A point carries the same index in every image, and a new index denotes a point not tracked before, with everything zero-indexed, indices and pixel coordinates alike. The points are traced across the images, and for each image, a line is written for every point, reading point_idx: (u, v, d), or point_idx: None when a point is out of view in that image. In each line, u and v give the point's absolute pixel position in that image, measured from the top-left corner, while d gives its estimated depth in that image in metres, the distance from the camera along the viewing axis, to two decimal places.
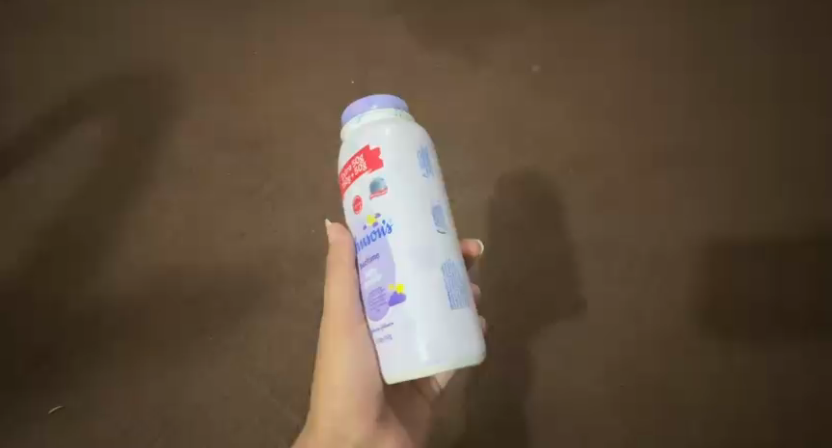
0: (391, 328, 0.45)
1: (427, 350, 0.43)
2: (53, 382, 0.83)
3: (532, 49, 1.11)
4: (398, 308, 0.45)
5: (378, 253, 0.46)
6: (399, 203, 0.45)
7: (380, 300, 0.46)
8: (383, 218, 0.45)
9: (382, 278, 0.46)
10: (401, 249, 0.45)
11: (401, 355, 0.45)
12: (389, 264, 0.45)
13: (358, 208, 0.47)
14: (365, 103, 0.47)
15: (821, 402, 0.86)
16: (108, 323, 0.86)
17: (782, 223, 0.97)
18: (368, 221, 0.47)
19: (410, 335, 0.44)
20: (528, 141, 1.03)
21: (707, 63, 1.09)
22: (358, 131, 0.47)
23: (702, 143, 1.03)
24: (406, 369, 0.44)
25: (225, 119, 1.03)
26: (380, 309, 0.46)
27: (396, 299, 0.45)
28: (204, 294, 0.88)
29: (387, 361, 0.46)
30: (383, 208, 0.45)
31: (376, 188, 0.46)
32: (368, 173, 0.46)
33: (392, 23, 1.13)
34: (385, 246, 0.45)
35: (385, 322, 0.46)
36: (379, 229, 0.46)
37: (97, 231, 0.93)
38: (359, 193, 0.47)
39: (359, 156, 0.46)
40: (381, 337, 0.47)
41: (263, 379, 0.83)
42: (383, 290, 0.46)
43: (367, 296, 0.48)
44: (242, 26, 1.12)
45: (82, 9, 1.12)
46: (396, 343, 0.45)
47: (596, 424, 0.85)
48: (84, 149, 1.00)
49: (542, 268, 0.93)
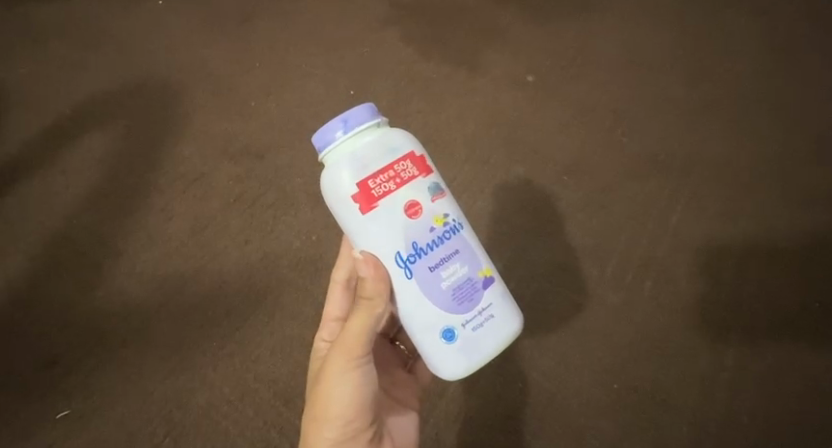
0: (494, 308, 0.51)
1: (516, 314, 0.53)
2: (59, 387, 0.84)
3: (525, 64, 1.15)
4: (492, 289, 0.51)
5: (458, 248, 0.50)
6: (454, 202, 0.51)
7: (473, 289, 0.50)
8: (452, 216, 0.50)
9: (471, 268, 0.50)
10: (473, 239, 0.51)
11: (506, 327, 0.51)
12: (473, 255, 0.51)
13: (418, 212, 0.48)
14: (374, 112, 0.48)
15: (812, 403, 0.88)
16: (113, 328, 0.88)
17: (769, 229, 1.00)
18: (437, 222, 0.49)
19: (507, 307, 0.52)
20: (523, 149, 1.06)
21: (690, 81, 1.15)
22: (396, 138, 0.48)
23: (689, 154, 1.07)
24: (512, 335, 0.52)
25: (227, 128, 1.05)
26: (475, 297, 0.50)
27: (489, 282, 0.51)
28: (207, 300, 0.90)
29: (488, 342, 0.50)
30: (448, 205, 0.50)
31: (436, 190, 0.49)
32: (422, 176, 0.48)
33: (391, 36, 1.17)
34: (462, 240, 0.50)
35: (483, 306, 0.50)
36: (451, 227, 0.50)
37: (102, 238, 0.94)
38: (417, 197, 0.48)
39: (406, 161, 0.48)
40: (479, 324, 0.50)
41: (266, 383, 0.85)
42: (474, 279, 0.50)
43: (448, 295, 0.49)
44: (244, 39, 1.15)
45: (91, 27, 1.16)
46: (500, 319, 0.51)
47: (592, 427, 0.86)
48: (89, 157, 1.02)
49: (538, 273, 0.95)
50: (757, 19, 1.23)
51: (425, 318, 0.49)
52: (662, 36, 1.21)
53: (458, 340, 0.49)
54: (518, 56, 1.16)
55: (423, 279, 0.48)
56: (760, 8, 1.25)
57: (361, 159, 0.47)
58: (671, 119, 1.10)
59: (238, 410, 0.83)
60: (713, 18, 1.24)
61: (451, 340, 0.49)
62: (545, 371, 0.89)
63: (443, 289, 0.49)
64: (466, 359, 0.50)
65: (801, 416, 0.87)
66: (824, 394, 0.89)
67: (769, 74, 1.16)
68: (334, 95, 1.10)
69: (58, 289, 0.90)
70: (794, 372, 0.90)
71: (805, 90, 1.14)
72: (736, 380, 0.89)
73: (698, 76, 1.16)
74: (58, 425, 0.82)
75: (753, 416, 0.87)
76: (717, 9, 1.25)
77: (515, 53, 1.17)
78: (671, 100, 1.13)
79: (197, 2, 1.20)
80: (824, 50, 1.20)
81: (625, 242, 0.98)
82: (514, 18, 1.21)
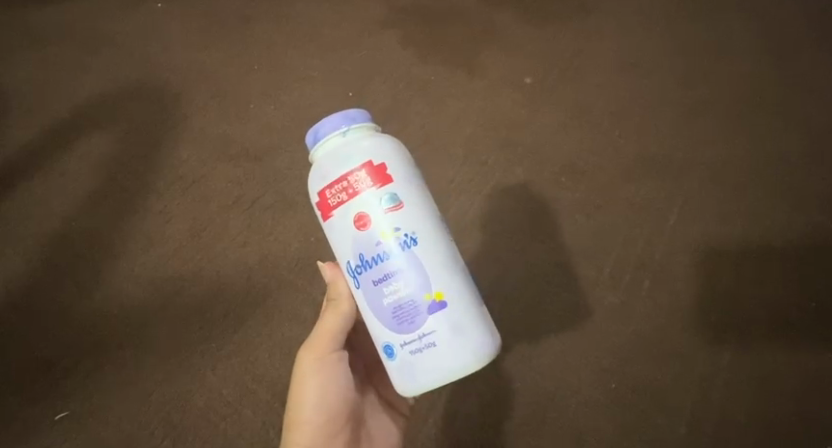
0: (435, 336, 0.46)
1: (471, 346, 0.47)
2: (58, 389, 0.84)
3: (523, 66, 1.16)
4: (438, 315, 0.46)
5: (405, 266, 0.47)
6: (417, 215, 0.47)
7: (414, 312, 0.47)
8: (406, 231, 0.46)
9: (414, 289, 0.46)
10: (429, 259, 0.47)
11: (449, 358, 0.47)
12: (423, 275, 0.46)
13: (366, 225, 0.46)
14: (344, 119, 0.47)
15: (808, 402, 0.88)
16: (112, 330, 0.88)
17: (766, 229, 1.00)
18: (383, 237, 0.46)
19: (454, 338, 0.47)
20: (520, 151, 1.06)
21: (686, 82, 1.16)
22: (355, 147, 0.46)
23: (686, 154, 1.07)
24: (457, 369, 0.47)
25: (225, 130, 1.05)
26: (415, 321, 0.47)
27: (434, 307, 0.46)
28: (206, 301, 0.90)
29: (425, 369, 0.47)
30: (402, 220, 0.46)
31: (391, 203, 0.46)
32: (377, 188, 0.46)
33: (389, 38, 1.18)
34: (411, 258, 0.46)
35: (424, 332, 0.47)
36: (402, 243, 0.46)
37: (101, 240, 0.95)
38: (365, 210, 0.46)
39: (361, 171, 0.46)
40: (416, 348, 0.47)
41: (265, 383, 0.85)
42: (416, 301, 0.46)
43: (387, 312, 0.47)
44: (243, 42, 1.16)
45: (89, 30, 1.17)
46: (445, 349, 0.47)
47: (590, 426, 0.87)
48: (87, 159, 1.02)
49: (536, 274, 0.95)
50: (752, 20, 1.24)
51: (373, 328, 0.50)
52: (659, 38, 1.21)
53: (398, 358, 0.48)
54: (515, 58, 1.17)
55: (368, 291, 0.48)
56: (757, 10, 1.25)
57: (323, 169, 0.48)
58: (668, 120, 1.11)
59: (237, 412, 0.83)
60: (709, 19, 1.24)
61: (392, 355, 0.49)
62: (544, 372, 0.89)
63: (384, 305, 0.47)
64: (407, 380, 0.48)
65: (798, 416, 0.88)
66: (820, 394, 0.89)
67: (765, 75, 1.17)
68: (333, 98, 1.10)
69: (57, 290, 0.91)
70: (790, 371, 0.90)
71: (801, 92, 1.15)
72: (733, 380, 0.89)
73: (694, 77, 1.16)
74: (57, 427, 0.82)
75: (749, 416, 0.87)
76: (713, 10, 1.25)
77: (513, 55, 1.17)
78: (668, 101, 1.13)
79: (195, 4, 1.20)
80: (820, 51, 1.20)
81: (623, 242, 0.98)
82: (511, 20, 1.22)
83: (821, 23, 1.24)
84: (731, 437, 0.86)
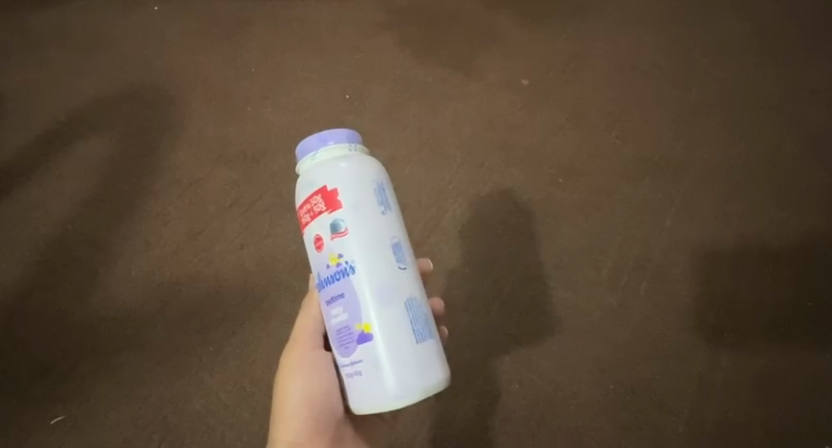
0: (362, 366, 0.45)
1: (395, 385, 0.44)
2: (54, 393, 0.84)
3: (519, 68, 1.17)
4: (366, 348, 0.45)
5: (344, 292, 0.45)
6: (362, 244, 0.45)
7: (347, 338, 0.46)
8: (346, 258, 0.45)
9: (349, 317, 0.45)
10: (367, 290, 0.45)
11: (371, 391, 0.45)
12: (357, 305, 0.45)
13: (319, 247, 0.46)
14: (320, 139, 0.46)
15: (808, 402, 0.88)
16: (109, 334, 0.88)
17: (763, 229, 1.01)
18: (329, 261, 0.46)
19: (379, 371, 0.45)
20: (517, 152, 1.07)
21: (681, 83, 1.16)
22: (314, 170, 0.46)
23: (682, 155, 1.08)
24: (380, 404, 0.45)
25: (223, 133, 1.05)
26: (349, 347, 0.46)
27: (362, 338, 0.45)
28: (203, 304, 0.90)
29: (357, 395, 0.46)
30: (344, 248, 0.45)
31: (336, 229, 0.45)
32: (327, 213, 0.45)
33: (386, 42, 1.18)
34: (348, 286, 0.45)
35: (354, 359, 0.46)
36: (342, 270, 0.45)
37: (97, 243, 0.94)
38: (318, 233, 0.46)
39: (316, 196, 0.46)
40: (350, 372, 0.47)
41: (263, 386, 0.84)
42: (350, 329, 0.46)
43: (333, 332, 0.48)
44: (240, 46, 1.16)
45: (87, 34, 1.17)
46: (370, 380, 0.45)
47: (591, 427, 0.86)
48: (83, 163, 1.02)
49: (534, 274, 0.95)
50: (746, 22, 1.25)
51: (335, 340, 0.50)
52: (654, 40, 1.22)
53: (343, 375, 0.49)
54: (511, 60, 1.18)
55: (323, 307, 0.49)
56: (750, 13, 1.27)
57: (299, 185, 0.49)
58: (664, 122, 1.11)
59: (235, 415, 0.83)
60: (703, 21, 1.25)
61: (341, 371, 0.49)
62: (543, 373, 0.89)
63: (330, 325, 0.47)
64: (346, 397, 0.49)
65: (798, 416, 0.87)
66: (820, 393, 0.89)
67: (760, 75, 1.17)
68: (330, 100, 1.11)
69: (54, 294, 0.90)
70: (789, 371, 0.90)
71: (795, 92, 1.15)
72: (732, 380, 0.89)
73: (690, 78, 1.17)
74: (53, 432, 0.82)
75: (750, 416, 0.87)
76: (707, 13, 1.27)
77: (509, 57, 1.18)
78: (664, 102, 1.14)
79: (193, 10, 1.21)
80: (815, 51, 1.21)
81: (620, 243, 0.98)
82: (507, 24, 1.23)
83: (815, 24, 1.25)
84: (733, 438, 0.86)
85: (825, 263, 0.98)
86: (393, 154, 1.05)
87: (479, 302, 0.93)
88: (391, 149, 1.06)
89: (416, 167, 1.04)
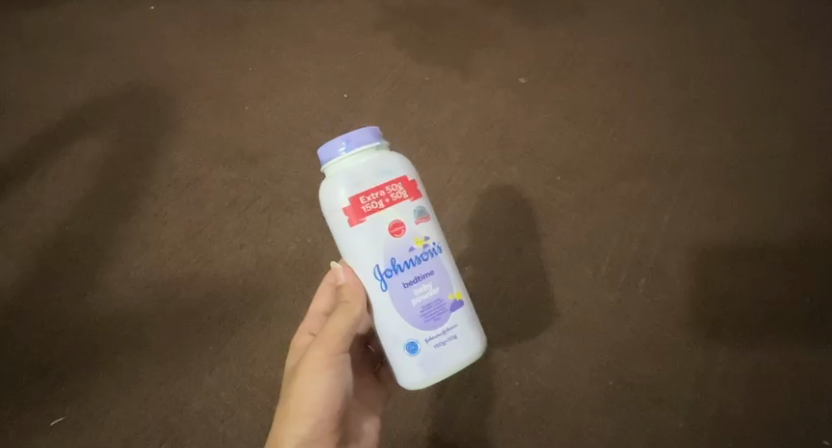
0: (457, 329, 0.54)
1: (479, 338, 0.56)
2: (54, 394, 0.83)
3: (517, 66, 1.17)
4: (461, 311, 0.54)
5: (433, 270, 0.53)
6: (436, 228, 0.55)
7: (440, 309, 0.53)
8: (433, 240, 0.53)
9: (441, 290, 0.54)
10: (450, 265, 0.55)
11: (466, 348, 0.55)
12: (446, 279, 0.54)
13: (401, 232, 0.52)
14: (377, 137, 0.52)
15: (807, 396, 0.89)
16: (107, 335, 0.87)
17: (761, 226, 1.01)
18: (416, 243, 0.52)
19: (472, 330, 0.55)
20: (515, 150, 1.07)
21: (678, 80, 1.17)
22: (390, 162, 0.52)
23: (680, 152, 1.08)
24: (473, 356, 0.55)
25: (221, 132, 1.05)
26: (441, 316, 0.53)
27: (458, 304, 0.54)
28: (203, 305, 0.90)
29: (448, 360, 0.54)
30: (429, 229, 0.53)
31: (420, 215, 0.53)
32: (410, 201, 0.52)
33: (384, 40, 1.18)
34: (438, 262, 0.54)
35: (448, 327, 0.54)
36: (429, 250, 0.53)
37: (95, 244, 0.94)
38: (403, 218, 0.52)
39: (397, 185, 0.52)
40: (441, 340, 0.53)
41: (263, 386, 0.84)
42: (443, 300, 0.54)
43: (415, 311, 0.53)
44: (238, 45, 1.16)
45: (84, 34, 1.17)
46: (462, 340, 0.54)
47: (590, 424, 0.86)
48: (80, 163, 1.02)
49: (533, 272, 0.95)
50: (741, 19, 1.26)
51: (392, 329, 0.53)
52: (650, 37, 1.22)
53: (420, 352, 0.53)
54: (509, 59, 1.18)
55: (396, 293, 0.52)
56: (747, 9, 1.27)
57: (359, 178, 0.51)
58: (661, 119, 1.12)
59: (236, 415, 0.83)
60: (700, 19, 1.25)
61: (414, 351, 0.53)
62: (543, 370, 0.89)
63: (414, 305, 0.53)
64: (427, 372, 0.54)
65: (796, 410, 0.88)
66: (819, 388, 0.89)
67: (756, 73, 1.18)
68: (328, 98, 1.10)
69: (51, 295, 0.90)
70: (788, 366, 0.91)
71: (791, 89, 1.16)
72: (730, 377, 0.90)
73: (687, 75, 1.17)
74: (53, 433, 0.81)
75: (749, 411, 0.87)
76: (704, 10, 1.27)
77: (507, 55, 1.18)
78: (661, 99, 1.14)
79: (190, 9, 1.21)
80: (811, 48, 1.22)
81: (619, 240, 0.99)
82: (504, 21, 1.23)
83: (811, 20, 1.26)
84: (732, 433, 0.86)
85: (823, 259, 0.99)
86: (392, 153, 1.05)
87: (479, 300, 0.93)
88: (389, 148, 1.06)
89: (414, 165, 1.04)
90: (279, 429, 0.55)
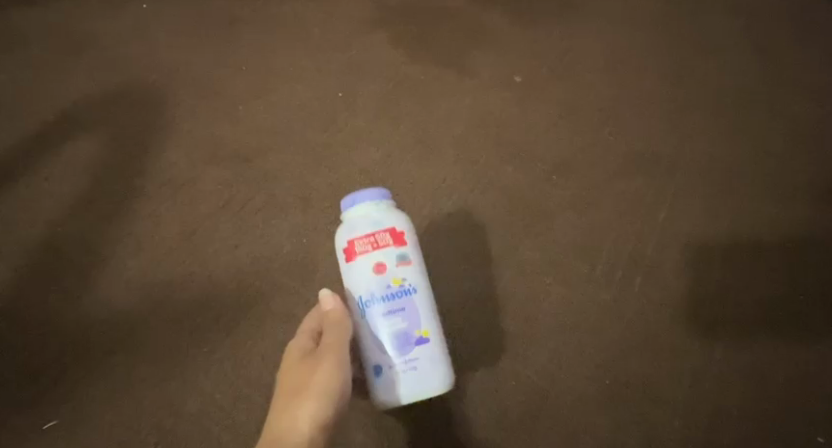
0: (418, 362, 0.64)
1: (440, 385, 0.65)
2: (48, 397, 0.83)
3: (512, 64, 1.17)
4: (424, 348, 0.64)
5: (405, 307, 0.64)
6: (418, 274, 0.65)
7: (406, 341, 0.63)
8: (410, 282, 0.64)
9: (409, 326, 0.64)
10: (421, 306, 0.65)
11: (425, 380, 0.64)
12: (416, 317, 0.64)
13: (383, 271, 0.63)
14: (379, 195, 0.65)
15: (801, 393, 0.89)
16: (101, 337, 0.86)
17: (755, 225, 1.01)
18: (393, 282, 0.63)
19: (432, 366, 0.64)
20: (511, 148, 1.07)
21: (672, 78, 1.17)
22: (382, 214, 0.64)
23: (674, 150, 1.08)
24: (432, 390, 0.65)
25: (214, 132, 1.04)
26: (405, 349, 0.63)
27: (422, 341, 0.64)
28: (197, 306, 0.89)
29: (407, 385, 0.64)
30: (408, 271, 0.64)
31: (402, 259, 0.64)
32: (395, 247, 0.63)
33: (378, 38, 1.18)
34: (411, 300, 0.64)
35: (411, 357, 0.64)
36: (404, 290, 0.64)
37: (89, 244, 0.93)
38: (385, 260, 0.63)
39: (385, 233, 0.63)
40: (402, 368, 0.63)
41: (259, 388, 0.84)
42: (409, 335, 0.63)
43: (384, 340, 0.63)
44: (231, 43, 1.15)
45: (75, 32, 1.15)
46: (422, 373, 0.64)
47: (585, 423, 0.86)
48: (73, 164, 1.01)
49: (529, 271, 0.95)
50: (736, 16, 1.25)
51: (365, 353, 0.65)
52: (644, 35, 1.22)
53: (384, 375, 0.64)
54: (503, 56, 1.17)
55: (372, 321, 0.63)
56: (741, 5, 1.27)
57: (357, 225, 0.64)
58: (656, 117, 1.12)
59: (231, 416, 0.82)
60: (695, 17, 1.25)
61: (379, 374, 0.64)
62: (539, 369, 0.89)
63: (384, 333, 0.63)
64: (388, 391, 0.64)
65: (792, 407, 0.88)
66: (813, 386, 0.89)
67: (750, 70, 1.18)
68: (323, 98, 1.10)
69: (45, 296, 0.89)
70: (782, 363, 0.91)
71: (785, 86, 1.16)
72: (724, 375, 0.90)
73: (681, 73, 1.18)
74: (48, 436, 0.81)
75: (745, 409, 0.88)
76: (698, 6, 1.27)
77: (501, 53, 1.18)
78: (655, 97, 1.14)
79: (181, 6, 1.20)
80: (804, 45, 1.22)
81: (614, 238, 0.99)
82: (499, 19, 1.23)
83: (805, 18, 1.26)
84: (728, 431, 0.86)
85: (818, 256, 0.99)
86: (387, 151, 1.05)
87: (475, 300, 0.92)
88: (384, 146, 1.05)
89: (409, 164, 1.04)
90: (278, 416, 0.60)
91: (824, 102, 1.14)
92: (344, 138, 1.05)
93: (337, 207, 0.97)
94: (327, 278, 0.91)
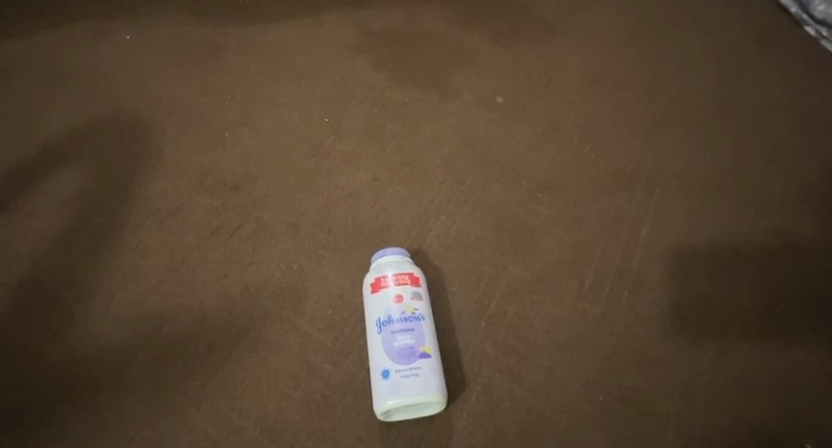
0: (420, 370, 0.76)
1: (436, 393, 0.75)
2: (22, 440, 0.77)
3: (493, 87, 1.20)
4: (427, 360, 0.77)
5: (414, 328, 0.79)
6: (426, 306, 0.82)
7: (411, 353, 0.77)
8: (420, 310, 0.80)
9: (415, 341, 0.77)
10: (428, 331, 0.80)
11: (424, 387, 0.75)
12: (422, 337, 0.78)
13: (400, 301, 0.80)
14: (399, 252, 0.85)
15: (804, 401, 0.84)
16: (87, 374, 0.82)
17: (739, 232, 1.02)
18: (407, 310, 0.80)
19: (431, 377, 0.76)
20: (497, 168, 1.08)
21: (647, 97, 1.21)
22: (403, 263, 0.85)
23: (655, 165, 1.10)
24: (427, 395, 0.75)
25: (202, 162, 1.05)
26: (410, 359, 0.76)
27: (425, 355, 0.77)
28: (186, 336, 0.86)
29: (408, 390, 0.75)
30: (419, 304, 0.81)
31: (416, 294, 0.81)
32: (412, 286, 0.82)
33: (362, 67, 1.22)
34: (419, 324, 0.79)
35: (414, 366, 0.76)
36: (415, 316, 0.80)
37: (73, 279, 0.90)
38: (403, 293, 0.81)
39: (406, 276, 0.82)
40: (406, 374, 0.75)
41: (251, 418, 0.79)
42: (414, 348, 0.77)
43: (394, 350, 0.77)
44: (218, 77, 1.18)
45: (63, 72, 1.17)
46: (423, 380, 0.75)
47: (583, 440, 0.80)
48: (57, 197, 0.99)
49: (519, 289, 0.94)
50: (699, 41, 1.33)
51: (376, 359, 0.77)
52: (617, 59, 1.28)
53: (390, 379, 0.75)
54: (484, 79, 1.22)
55: (385, 338, 0.78)
56: (703, 31, 1.35)
57: (385, 266, 0.84)
58: (635, 134, 1.15)
59: None
60: (660, 40, 1.33)
61: (385, 377, 0.75)
62: (535, 387, 0.85)
63: (395, 346, 0.77)
64: (391, 395, 0.74)
65: (798, 417, 0.83)
66: (817, 387, 0.86)
67: (720, 88, 1.23)
68: (309, 123, 1.12)
69: (26, 335, 0.85)
70: (782, 373, 0.87)
71: (756, 103, 1.20)
72: (719, 381, 0.86)
73: (654, 92, 1.22)
74: None
75: (748, 421, 0.83)
76: (663, 34, 1.34)
77: (482, 78, 1.22)
78: (633, 115, 1.18)
79: (171, 47, 1.23)
80: (768, 61, 1.28)
81: (602, 253, 0.98)
82: (477, 46, 1.28)
83: (765, 38, 1.33)
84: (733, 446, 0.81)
85: (806, 263, 0.98)
86: (376, 175, 1.06)
87: (469, 317, 0.91)
88: (372, 170, 1.06)
89: (398, 187, 1.04)
90: None
91: (795, 114, 1.18)
92: (331, 163, 1.06)
93: (326, 230, 0.98)
94: (320, 305, 0.89)
